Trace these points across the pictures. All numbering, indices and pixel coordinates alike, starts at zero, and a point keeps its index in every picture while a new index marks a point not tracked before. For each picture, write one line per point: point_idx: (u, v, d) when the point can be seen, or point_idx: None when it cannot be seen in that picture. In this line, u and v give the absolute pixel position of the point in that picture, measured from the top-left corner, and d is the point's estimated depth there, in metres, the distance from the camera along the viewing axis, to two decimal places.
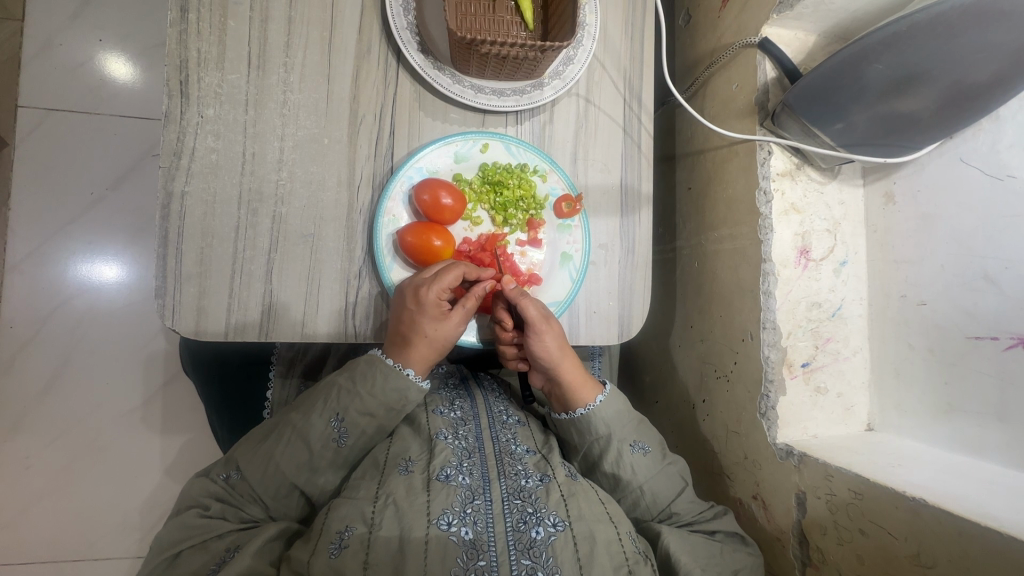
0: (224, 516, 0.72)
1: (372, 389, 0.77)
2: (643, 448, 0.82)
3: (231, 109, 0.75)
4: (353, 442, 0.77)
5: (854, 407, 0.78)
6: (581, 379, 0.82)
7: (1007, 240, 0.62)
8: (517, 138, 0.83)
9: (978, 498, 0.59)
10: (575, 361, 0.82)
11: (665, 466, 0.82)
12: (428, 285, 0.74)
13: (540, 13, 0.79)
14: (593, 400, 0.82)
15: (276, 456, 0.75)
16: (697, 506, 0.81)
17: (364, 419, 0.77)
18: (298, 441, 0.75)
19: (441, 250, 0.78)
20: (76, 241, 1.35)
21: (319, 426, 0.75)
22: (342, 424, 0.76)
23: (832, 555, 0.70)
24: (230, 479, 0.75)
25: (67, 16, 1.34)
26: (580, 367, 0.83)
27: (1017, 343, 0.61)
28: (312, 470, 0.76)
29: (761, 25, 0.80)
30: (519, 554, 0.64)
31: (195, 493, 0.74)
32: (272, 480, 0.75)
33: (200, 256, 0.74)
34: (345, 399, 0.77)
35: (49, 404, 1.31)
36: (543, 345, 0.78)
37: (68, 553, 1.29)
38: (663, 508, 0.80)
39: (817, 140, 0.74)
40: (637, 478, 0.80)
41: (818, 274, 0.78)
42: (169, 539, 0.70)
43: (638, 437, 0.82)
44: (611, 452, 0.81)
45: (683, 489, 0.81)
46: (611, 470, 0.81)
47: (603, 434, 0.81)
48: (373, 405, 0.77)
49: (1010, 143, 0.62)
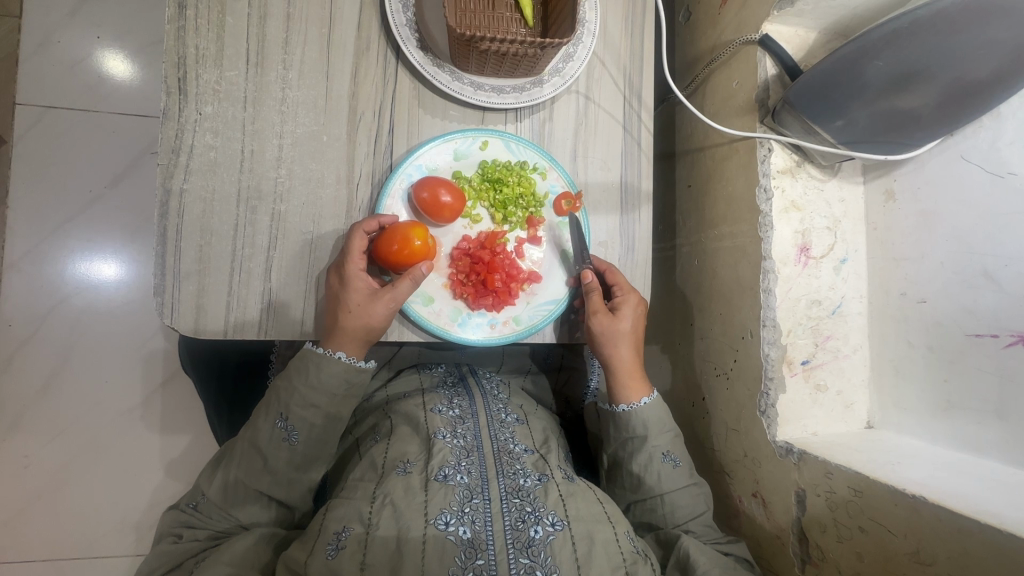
0: (196, 537, 0.72)
1: (307, 381, 0.75)
2: (674, 461, 0.82)
3: (230, 106, 0.75)
4: (305, 436, 0.76)
5: (854, 404, 0.78)
6: (632, 377, 0.84)
7: (1006, 238, 0.62)
8: (517, 136, 0.83)
9: (977, 495, 0.59)
10: (640, 352, 0.86)
11: (690, 484, 0.81)
12: (348, 259, 0.74)
13: (540, 9, 0.78)
14: (640, 400, 0.83)
15: (233, 470, 0.75)
16: (712, 531, 0.80)
17: (309, 412, 0.76)
18: (250, 449, 0.75)
19: (423, 247, 0.75)
20: (74, 239, 1.34)
21: (265, 430, 0.75)
22: (287, 422, 0.75)
23: (831, 552, 0.70)
24: (199, 505, 0.75)
25: (64, 12, 1.34)
26: (636, 366, 0.84)
27: (1017, 340, 0.61)
28: (273, 473, 0.75)
29: (761, 22, 0.80)
30: (518, 552, 0.64)
31: (167, 523, 0.74)
32: (236, 494, 0.75)
33: (199, 254, 0.74)
34: (285, 398, 0.76)
35: (48, 402, 1.31)
36: (614, 330, 0.81)
37: (68, 552, 1.29)
38: (679, 523, 0.80)
39: (816, 137, 0.73)
40: (662, 486, 0.80)
41: (818, 272, 0.78)
42: (147, 567, 0.71)
43: (672, 449, 0.82)
44: (642, 452, 0.82)
45: (705, 510, 0.81)
46: (639, 472, 0.82)
47: (639, 435, 0.82)
48: (314, 396, 0.76)
49: (1010, 140, 0.62)
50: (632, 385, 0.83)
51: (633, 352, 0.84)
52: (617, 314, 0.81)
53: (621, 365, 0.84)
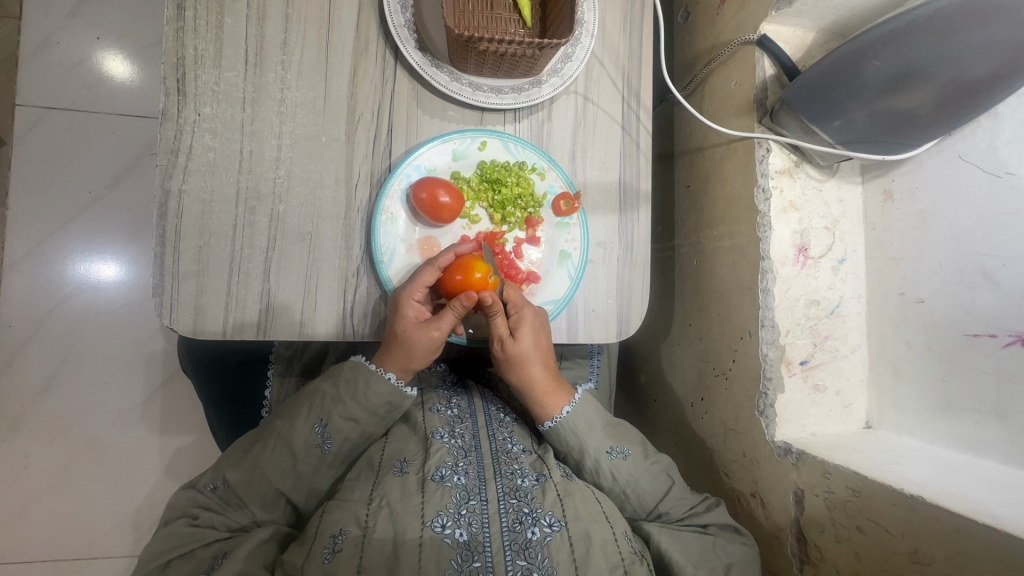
0: (212, 524, 0.72)
1: (355, 394, 0.77)
2: (622, 453, 0.81)
3: (229, 107, 0.75)
4: (338, 448, 0.77)
5: (853, 405, 0.78)
6: (546, 391, 0.81)
7: (1005, 237, 0.62)
8: (516, 136, 0.83)
9: (976, 495, 0.59)
10: (552, 360, 0.83)
11: (649, 466, 0.81)
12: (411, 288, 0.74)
13: (539, 9, 0.78)
14: (561, 411, 0.81)
15: (262, 464, 0.75)
16: (689, 502, 0.80)
17: (348, 425, 0.77)
18: (282, 447, 0.75)
19: (482, 280, 0.75)
20: (74, 240, 1.34)
21: (302, 432, 0.76)
22: (326, 429, 0.76)
23: (830, 552, 0.70)
24: (218, 489, 0.75)
25: (64, 13, 1.34)
26: (551, 376, 0.82)
27: (1016, 340, 0.61)
28: (298, 476, 0.76)
29: (760, 22, 0.80)
30: (515, 554, 0.64)
31: (183, 503, 0.74)
32: (258, 488, 0.75)
33: (199, 254, 0.74)
34: (329, 405, 0.77)
35: (49, 402, 1.31)
36: (520, 352, 0.78)
37: (67, 552, 1.29)
38: (651, 509, 0.80)
39: (815, 138, 0.73)
40: (619, 483, 0.80)
41: (817, 272, 0.77)
42: (159, 548, 0.70)
43: (616, 443, 0.82)
44: (587, 458, 0.81)
45: (671, 486, 0.81)
46: (592, 477, 0.81)
47: (575, 445, 0.81)
48: (356, 410, 0.77)
49: (1009, 139, 0.62)
50: (549, 399, 0.81)
51: (541, 367, 0.80)
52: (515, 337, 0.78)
53: (533, 384, 0.81)
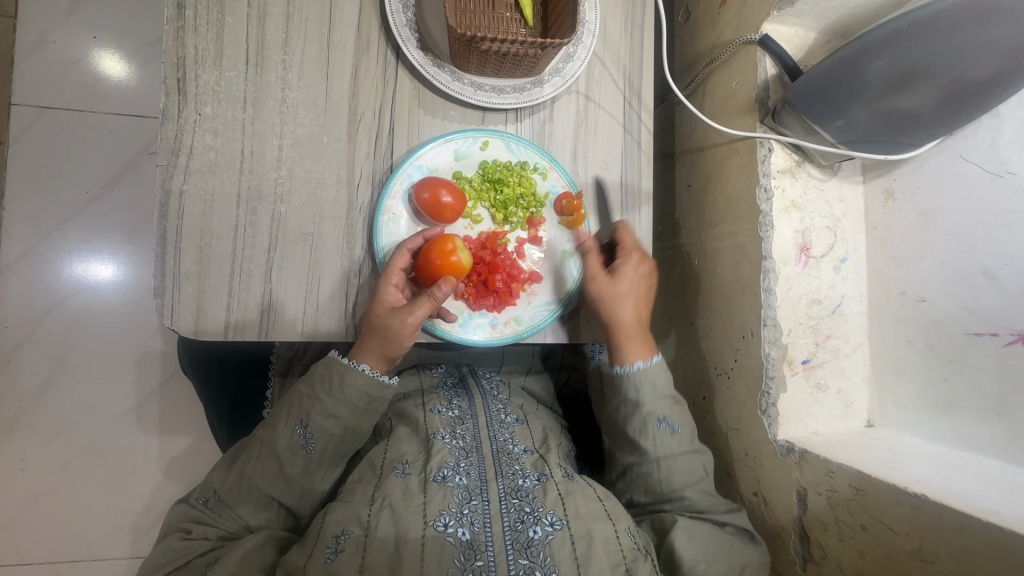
0: (206, 535, 0.72)
1: (330, 391, 0.76)
2: (672, 427, 0.82)
3: (229, 107, 0.75)
4: (323, 445, 0.76)
5: (854, 404, 0.78)
6: (632, 338, 0.83)
7: (1006, 236, 0.62)
8: (517, 136, 0.83)
9: (978, 493, 0.59)
10: (642, 313, 0.85)
11: (691, 449, 0.82)
12: (382, 288, 0.75)
13: (541, 9, 0.78)
14: (635, 363, 0.82)
15: (249, 472, 0.75)
16: (712, 498, 0.80)
17: (328, 421, 0.76)
18: (268, 454, 0.75)
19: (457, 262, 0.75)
20: (71, 240, 1.34)
21: (284, 436, 0.75)
22: (307, 429, 0.75)
23: (832, 550, 0.70)
24: (209, 501, 0.75)
25: (60, 12, 1.33)
26: (640, 327, 0.84)
27: (1017, 338, 0.61)
28: (287, 480, 0.75)
29: (761, 22, 0.80)
30: (517, 553, 0.64)
31: (175, 518, 0.74)
32: (248, 495, 0.75)
33: (199, 255, 0.74)
34: (307, 405, 0.76)
35: (45, 404, 1.30)
36: (613, 288, 0.82)
37: (66, 554, 1.28)
38: (676, 488, 0.80)
39: (817, 137, 0.74)
40: (658, 451, 0.81)
41: (818, 272, 0.78)
42: (153, 564, 0.71)
43: (671, 416, 0.82)
44: (637, 417, 0.82)
45: (703, 478, 0.81)
46: (634, 435, 0.82)
47: (632, 398, 0.82)
48: (335, 406, 0.76)
49: (1009, 139, 0.63)
50: (631, 347, 0.83)
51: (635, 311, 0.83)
52: (614, 275, 0.82)
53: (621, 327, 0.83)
